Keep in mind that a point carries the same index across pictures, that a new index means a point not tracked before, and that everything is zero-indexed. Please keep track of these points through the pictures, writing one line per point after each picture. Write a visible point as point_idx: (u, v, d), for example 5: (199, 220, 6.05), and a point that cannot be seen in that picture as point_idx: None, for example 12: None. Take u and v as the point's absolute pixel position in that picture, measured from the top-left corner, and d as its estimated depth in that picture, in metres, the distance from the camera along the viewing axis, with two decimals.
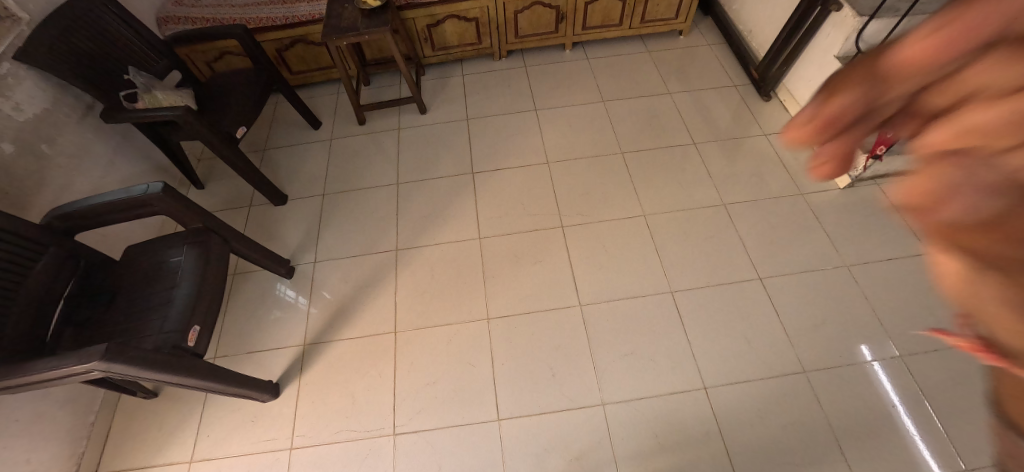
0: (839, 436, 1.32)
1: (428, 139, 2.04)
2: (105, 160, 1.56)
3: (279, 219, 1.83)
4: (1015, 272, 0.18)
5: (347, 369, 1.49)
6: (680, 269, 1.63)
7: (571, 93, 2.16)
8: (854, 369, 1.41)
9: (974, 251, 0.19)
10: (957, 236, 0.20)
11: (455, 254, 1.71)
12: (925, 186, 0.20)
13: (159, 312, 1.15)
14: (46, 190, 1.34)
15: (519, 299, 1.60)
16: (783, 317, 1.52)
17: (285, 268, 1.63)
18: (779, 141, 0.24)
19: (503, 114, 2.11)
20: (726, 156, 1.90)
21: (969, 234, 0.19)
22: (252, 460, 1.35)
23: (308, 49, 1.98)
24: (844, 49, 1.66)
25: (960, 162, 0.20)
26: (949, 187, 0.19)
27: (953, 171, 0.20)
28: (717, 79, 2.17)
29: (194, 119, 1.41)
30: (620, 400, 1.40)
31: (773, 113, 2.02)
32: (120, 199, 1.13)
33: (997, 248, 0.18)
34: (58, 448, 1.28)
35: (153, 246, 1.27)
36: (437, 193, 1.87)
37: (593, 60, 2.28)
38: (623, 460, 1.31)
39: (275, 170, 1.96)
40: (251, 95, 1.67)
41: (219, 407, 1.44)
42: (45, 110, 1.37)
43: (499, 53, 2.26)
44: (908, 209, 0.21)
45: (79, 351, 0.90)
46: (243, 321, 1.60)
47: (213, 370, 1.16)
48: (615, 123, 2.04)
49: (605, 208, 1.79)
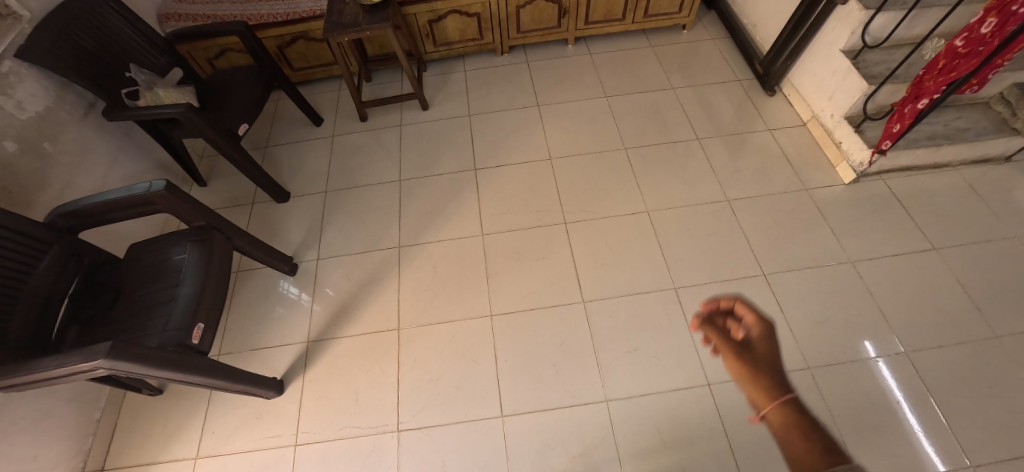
0: (844, 432, 1.31)
1: (430, 136, 2.03)
2: (108, 158, 1.56)
3: (282, 216, 1.83)
4: (786, 419, 0.61)
5: (350, 366, 1.50)
6: (684, 265, 1.63)
7: (574, 88, 2.15)
8: (859, 365, 1.41)
9: (784, 412, 0.62)
10: (781, 409, 0.62)
11: (458, 251, 1.71)
12: (762, 394, 0.64)
13: (163, 310, 1.15)
14: (50, 187, 1.34)
15: (522, 296, 1.60)
16: (787, 313, 1.51)
17: (288, 265, 1.64)
18: (741, 368, 0.67)
19: (505, 110, 2.10)
20: (730, 152, 1.89)
21: (781, 410, 0.62)
22: (257, 456, 1.36)
23: (309, 46, 1.97)
24: (849, 43, 1.65)
25: (760, 388, 0.65)
26: (761, 387, 0.65)
27: (758, 385, 0.66)
28: (720, 73, 2.15)
29: (196, 117, 1.40)
30: (623, 397, 1.40)
31: (777, 108, 2.01)
32: (123, 196, 1.13)
33: (784, 414, 0.62)
34: (64, 445, 1.29)
35: (156, 244, 1.27)
36: (439, 190, 1.87)
37: (596, 55, 2.27)
38: (626, 456, 1.31)
39: (277, 167, 1.96)
40: (252, 92, 1.67)
41: (225, 404, 1.45)
42: (47, 108, 1.37)
43: (502, 48, 2.25)
44: (768, 402, 0.63)
45: (84, 349, 0.90)
46: (247, 319, 1.60)
47: (217, 368, 1.16)
48: (618, 119, 2.03)
49: (608, 204, 1.79)
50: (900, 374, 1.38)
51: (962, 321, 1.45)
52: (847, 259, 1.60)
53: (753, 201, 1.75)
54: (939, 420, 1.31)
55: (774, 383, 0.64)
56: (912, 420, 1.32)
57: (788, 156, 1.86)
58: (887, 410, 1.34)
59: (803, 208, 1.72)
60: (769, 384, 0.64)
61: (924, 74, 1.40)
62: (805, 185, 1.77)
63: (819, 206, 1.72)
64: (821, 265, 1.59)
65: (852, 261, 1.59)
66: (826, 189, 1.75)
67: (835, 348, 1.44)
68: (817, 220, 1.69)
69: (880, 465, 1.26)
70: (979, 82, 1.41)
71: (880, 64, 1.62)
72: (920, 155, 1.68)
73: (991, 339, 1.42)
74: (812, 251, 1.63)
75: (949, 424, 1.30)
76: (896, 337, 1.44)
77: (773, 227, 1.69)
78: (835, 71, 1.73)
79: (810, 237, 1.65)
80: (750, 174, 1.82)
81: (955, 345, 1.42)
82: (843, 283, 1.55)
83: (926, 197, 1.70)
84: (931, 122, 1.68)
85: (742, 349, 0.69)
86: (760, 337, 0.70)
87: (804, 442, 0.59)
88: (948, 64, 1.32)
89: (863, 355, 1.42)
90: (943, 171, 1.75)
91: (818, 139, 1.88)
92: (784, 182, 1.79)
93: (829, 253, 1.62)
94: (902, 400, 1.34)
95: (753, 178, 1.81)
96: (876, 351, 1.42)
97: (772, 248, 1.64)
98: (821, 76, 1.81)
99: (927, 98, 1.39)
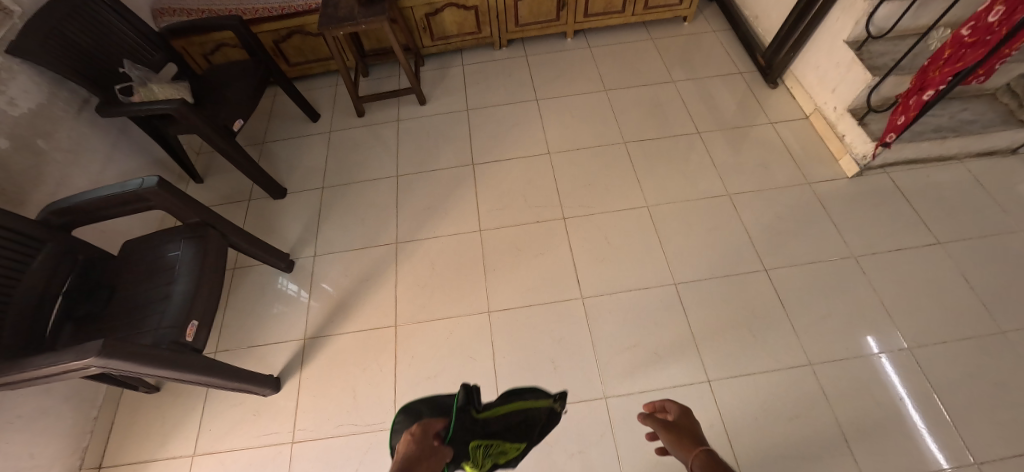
0: (845, 430, 1.30)
1: (427, 131, 2.01)
2: (102, 155, 1.56)
3: (279, 213, 1.81)
4: (691, 447, 0.91)
5: (347, 364, 1.49)
6: (684, 260, 1.61)
7: (573, 82, 2.13)
8: (861, 361, 1.39)
9: (688, 445, 0.92)
10: (686, 446, 0.92)
11: (456, 247, 1.70)
12: (678, 441, 0.95)
13: (157, 308, 1.14)
14: (44, 185, 1.34)
15: (521, 292, 1.58)
16: (787, 309, 1.49)
17: (285, 262, 1.63)
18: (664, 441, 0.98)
19: (503, 105, 2.07)
20: (731, 145, 1.87)
21: (687, 445, 0.93)
22: (254, 454, 1.35)
23: (305, 40, 1.95)
24: (854, 33, 1.61)
25: (676, 441, 0.95)
26: (676, 442, 0.95)
27: (675, 438, 0.96)
28: (722, 66, 2.12)
29: (190, 112, 1.39)
30: (622, 394, 1.39)
31: (779, 101, 1.98)
32: (115, 194, 1.12)
33: (688, 445, 0.92)
34: (62, 442, 1.29)
35: (150, 242, 1.26)
36: (437, 186, 1.85)
37: (595, 49, 2.24)
38: (625, 453, 1.30)
39: (274, 163, 1.95)
40: (247, 87, 1.65)
41: (222, 402, 1.44)
42: (40, 104, 1.36)
43: (500, 42, 2.22)
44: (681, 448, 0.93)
45: (76, 347, 0.89)
46: (244, 316, 1.60)
47: (213, 366, 1.16)
48: (618, 113, 2.01)
49: (608, 199, 1.77)
50: (903, 370, 1.37)
51: (967, 317, 1.43)
52: (849, 253, 1.58)
53: (754, 195, 1.73)
54: (942, 417, 1.29)
55: (683, 436, 0.95)
56: (915, 416, 1.30)
57: (791, 150, 1.83)
58: (889, 406, 1.32)
59: (805, 202, 1.70)
60: (686, 439, 0.94)
61: (930, 64, 1.37)
62: (807, 179, 1.75)
63: (821, 200, 1.70)
64: (823, 260, 1.57)
65: (854, 255, 1.57)
66: (828, 183, 1.73)
67: (837, 343, 1.42)
68: (819, 214, 1.67)
69: (882, 462, 1.25)
70: (986, 72, 1.38)
71: (884, 55, 1.59)
72: (925, 148, 1.65)
73: (996, 334, 1.40)
74: (813, 246, 1.61)
75: (952, 420, 1.29)
76: (898, 332, 1.42)
77: (774, 222, 1.66)
78: (838, 62, 1.71)
79: (812, 231, 1.63)
80: (752, 168, 1.80)
81: (959, 341, 1.40)
82: (845, 278, 1.53)
83: (930, 191, 1.67)
84: (936, 114, 1.65)
85: (665, 427, 1.00)
86: (685, 416, 1.01)
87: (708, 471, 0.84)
88: (954, 54, 1.29)
89: (866, 350, 1.40)
90: (948, 163, 1.72)
91: (820, 133, 1.85)
92: (786, 176, 1.76)
93: (832, 248, 1.59)
94: (905, 397, 1.33)
95: (754, 172, 1.79)
96: (878, 347, 1.41)
97: (774, 242, 1.62)
98: (824, 68, 1.78)
99: (932, 89, 1.36)
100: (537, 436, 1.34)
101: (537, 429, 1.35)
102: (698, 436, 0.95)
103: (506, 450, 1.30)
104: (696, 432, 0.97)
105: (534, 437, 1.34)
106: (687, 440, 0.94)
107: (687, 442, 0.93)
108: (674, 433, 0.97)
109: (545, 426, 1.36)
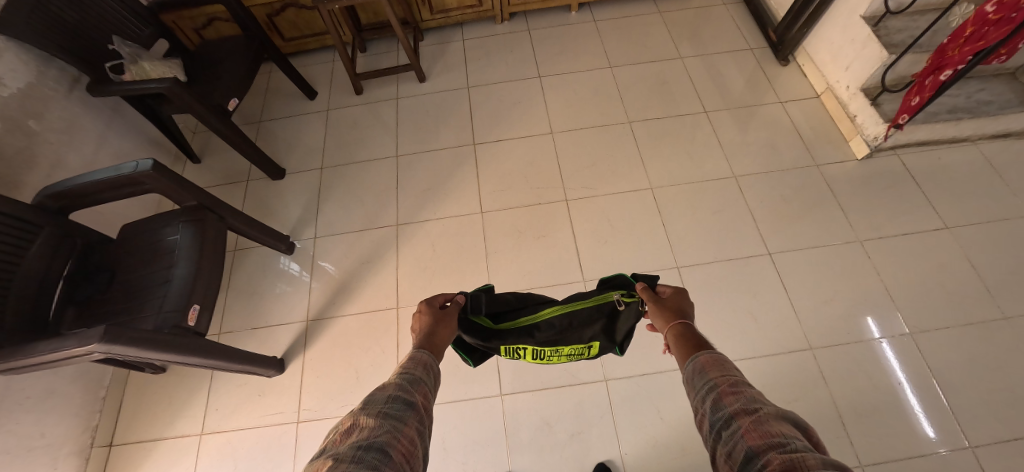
0: (844, 413, 1.31)
1: (427, 110, 1.96)
2: (96, 135, 1.53)
3: (278, 194, 1.80)
4: (672, 324, 0.77)
5: (350, 345, 1.50)
6: (687, 244, 1.59)
7: (578, 57, 2.06)
8: (861, 346, 1.39)
9: (669, 322, 0.78)
10: (667, 322, 0.78)
11: (455, 228, 1.68)
12: (661, 313, 0.80)
13: (158, 291, 1.14)
14: (38, 168, 1.32)
15: (522, 273, 1.58)
16: (790, 294, 1.49)
17: (285, 244, 1.62)
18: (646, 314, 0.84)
19: (505, 82, 2.02)
20: (738, 124, 1.82)
21: (668, 320, 0.79)
22: (260, 434, 1.38)
23: (300, 14, 1.88)
24: (872, 8, 1.55)
25: (654, 308, 0.82)
26: (656, 312, 0.81)
27: (656, 308, 0.82)
28: (731, 41, 2.04)
29: (183, 91, 1.34)
30: (623, 376, 1.40)
31: (790, 79, 1.91)
32: (110, 178, 1.10)
33: (667, 320, 0.78)
34: (71, 421, 1.32)
35: (151, 224, 1.25)
36: (439, 165, 1.82)
37: (600, 22, 2.16)
38: (624, 435, 1.32)
39: (272, 142, 1.92)
40: (240, 64, 1.60)
41: (227, 382, 1.47)
42: (29, 83, 1.33)
43: (501, 16, 2.14)
44: (662, 323, 0.79)
45: (78, 333, 0.89)
46: (246, 298, 1.60)
47: (217, 348, 1.17)
48: (622, 91, 1.95)
49: (611, 180, 1.74)
50: (903, 354, 1.37)
51: (972, 302, 1.43)
52: (855, 238, 1.56)
53: (760, 177, 1.70)
54: (939, 401, 1.30)
55: (666, 307, 0.81)
56: (911, 401, 1.31)
57: (800, 130, 1.78)
58: (886, 391, 1.33)
59: (812, 183, 1.67)
60: (670, 311, 0.80)
61: (949, 41, 1.32)
62: (815, 160, 1.71)
63: (829, 183, 1.66)
64: (828, 244, 1.55)
65: (860, 240, 1.55)
66: (835, 164, 1.70)
67: (839, 329, 1.42)
68: (827, 197, 1.64)
69: (877, 445, 1.26)
70: (1009, 52, 1.31)
71: (903, 31, 1.55)
72: (937, 130, 1.61)
73: (1000, 320, 1.39)
74: (817, 229, 1.58)
75: (950, 405, 1.30)
76: (902, 317, 1.42)
77: (780, 205, 1.64)
78: (854, 39, 1.64)
79: (818, 215, 1.61)
80: (758, 148, 1.76)
81: (962, 327, 1.39)
82: (850, 262, 1.52)
83: (941, 174, 1.64)
84: (953, 94, 1.61)
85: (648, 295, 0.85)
86: (677, 291, 0.83)
87: (687, 347, 0.71)
88: (976, 31, 1.23)
89: (866, 334, 1.41)
90: (961, 145, 1.68)
91: (831, 113, 1.80)
92: (793, 157, 1.73)
93: (837, 231, 1.57)
94: (903, 381, 1.34)
95: (760, 152, 1.75)
96: (879, 331, 1.41)
97: (778, 226, 1.60)
98: (839, 44, 1.72)
99: (950, 69, 1.32)
100: (618, 334, 0.95)
101: (607, 326, 0.93)
102: (684, 311, 0.80)
103: (575, 354, 0.96)
104: (685, 307, 0.81)
105: (614, 332, 0.94)
106: (667, 314, 0.79)
107: (669, 315, 0.79)
108: (657, 307, 0.81)
109: (626, 326, 0.93)
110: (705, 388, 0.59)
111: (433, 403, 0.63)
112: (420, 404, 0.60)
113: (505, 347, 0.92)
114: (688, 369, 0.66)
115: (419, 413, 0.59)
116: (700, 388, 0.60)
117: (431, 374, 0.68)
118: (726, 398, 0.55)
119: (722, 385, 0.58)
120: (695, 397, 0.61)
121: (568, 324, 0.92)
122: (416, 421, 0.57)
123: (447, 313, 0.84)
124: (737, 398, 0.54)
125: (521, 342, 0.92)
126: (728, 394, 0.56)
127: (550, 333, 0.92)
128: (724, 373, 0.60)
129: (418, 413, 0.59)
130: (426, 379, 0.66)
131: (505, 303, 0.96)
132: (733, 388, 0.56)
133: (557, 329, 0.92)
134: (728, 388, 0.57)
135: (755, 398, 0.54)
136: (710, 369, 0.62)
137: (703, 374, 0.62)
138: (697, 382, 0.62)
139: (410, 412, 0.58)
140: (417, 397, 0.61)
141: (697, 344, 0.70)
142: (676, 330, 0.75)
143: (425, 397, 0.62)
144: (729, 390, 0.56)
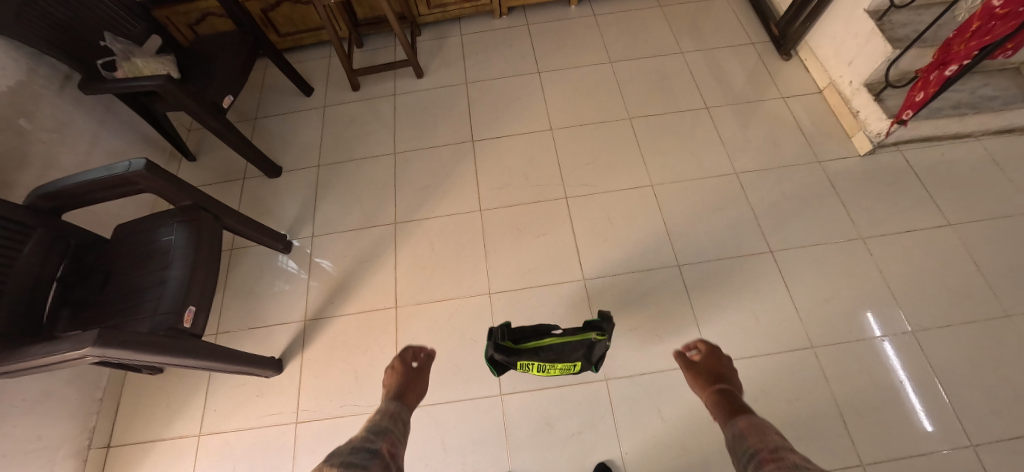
0: (844, 412, 1.31)
1: (424, 107, 1.94)
2: (88, 133, 1.51)
3: (275, 191, 1.78)
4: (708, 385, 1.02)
5: (348, 344, 1.49)
6: (688, 242, 1.58)
7: (577, 53, 2.03)
8: (862, 344, 1.39)
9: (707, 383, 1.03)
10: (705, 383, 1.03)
11: (454, 227, 1.66)
12: (699, 376, 1.06)
13: (153, 293, 1.12)
14: (30, 168, 1.30)
15: (522, 272, 1.56)
16: (792, 292, 1.48)
17: (282, 243, 1.60)
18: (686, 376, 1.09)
19: (504, 78, 1.99)
20: (739, 120, 1.80)
21: (706, 382, 1.04)
22: (259, 434, 1.38)
23: (294, 9, 1.85)
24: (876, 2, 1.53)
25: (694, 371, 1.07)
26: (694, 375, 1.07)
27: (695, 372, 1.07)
28: (733, 35, 2.02)
29: (176, 89, 1.32)
30: (623, 375, 1.39)
31: (792, 74, 1.89)
32: (102, 178, 1.08)
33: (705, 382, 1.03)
34: (68, 423, 1.31)
35: (144, 224, 1.23)
36: (438, 163, 1.80)
37: (600, 17, 2.13)
38: (624, 434, 1.32)
39: (268, 139, 1.90)
40: (235, 61, 1.58)
41: (225, 382, 1.46)
42: (19, 81, 1.30)
43: (500, 10, 2.11)
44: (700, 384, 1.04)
45: (71, 337, 0.87)
46: (244, 297, 1.59)
47: (213, 349, 1.16)
48: (622, 86, 1.93)
49: (612, 177, 1.72)
50: (904, 352, 1.36)
51: (975, 300, 1.42)
52: (857, 235, 1.54)
53: (761, 173, 1.68)
54: (940, 399, 1.30)
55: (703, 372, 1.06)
56: (912, 399, 1.31)
57: (802, 126, 1.77)
58: (887, 389, 1.32)
59: (814, 180, 1.65)
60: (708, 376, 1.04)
61: (955, 36, 1.30)
62: (817, 156, 1.70)
63: (831, 179, 1.65)
64: (830, 242, 1.54)
65: (862, 237, 1.54)
66: (838, 160, 1.68)
67: (841, 328, 1.41)
68: (828, 193, 1.62)
69: (877, 444, 1.26)
70: (1015, 47, 1.29)
71: (907, 26, 1.52)
72: (941, 125, 1.59)
73: (1001, 318, 1.39)
74: (819, 227, 1.57)
75: (951, 403, 1.29)
76: (904, 315, 1.41)
77: (781, 201, 1.63)
78: (857, 34, 1.62)
79: (820, 212, 1.59)
80: (760, 144, 1.74)
81: (964, 325, 1.38)
82: (852, 260, 1.51)
83: (944, 171, 1.62)
84: (957, 90, 1.59)
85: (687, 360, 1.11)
86: (712, 357, 1.09)
87: (724, 406, 0.94)
88: (982, 26, 1.21)
89: (867, 332, 1.40)
90: (964, 141, 1.66)
91: (833, 108, 1.78)
92: (795, 154, 1.71)
93: (839, 228, 1.56)
94: (903, 380, 1.33)
95: (762, 148, 1.73)
96: (881, 330, 1.40)
97: (780, 224, 1.59)
98: (843, 39, 1.70)
99: (956, 64, 1.30)
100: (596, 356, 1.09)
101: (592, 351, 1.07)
102: (720, 374, 1.04)
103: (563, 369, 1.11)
104: (720, 372, 1.05)
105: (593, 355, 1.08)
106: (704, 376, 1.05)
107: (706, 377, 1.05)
108: (696, 371, 1.07)
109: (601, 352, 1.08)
110: (749, 454, 0.77)
111: (396, 448, 0.81)
112: (384, 450, 0.77)
113: (518, 362, 1.05)
114: (731, 432, 0.85)
115: (382, 458, 0.75)
116: (744, 453, 0.78)
117: (395, 426, 0.87)
118: (767, 463, 0.72)
119: (763, 452, 0.74)
120: (740, 460, 0.78)
121: (565, 349, 1.04)
122: (378, 465, 0.73)
123: (416, 373, 1.12)
124: (778, 465, 0.71)
125: (530, 361, 1.04)
126: (769, 461, 0.72)
127: (552, 355, 1.04)
128: (762, 440, 0.77)
129: (381, 457, 0.75)
130: (390, 431, 0.84)
131: (512, 334, 1.11)
132: (772, 453, 0.74)
133: (558, 353, 1.04)
134: (768, 455, 0.73)
135: (792, 464, 0.70)
136: (748, 431, 0.81)
137: (745, 439, 0.80)
138: (741, 448, 0.79)
139: (373, 459, 0.73)
140: (381, 445, 0.78)
141: (734, 405, 0.92)
142: (712, 390, 1.00)
143: (389, 444, 0.80)
144: (770, 457, 0.73)
